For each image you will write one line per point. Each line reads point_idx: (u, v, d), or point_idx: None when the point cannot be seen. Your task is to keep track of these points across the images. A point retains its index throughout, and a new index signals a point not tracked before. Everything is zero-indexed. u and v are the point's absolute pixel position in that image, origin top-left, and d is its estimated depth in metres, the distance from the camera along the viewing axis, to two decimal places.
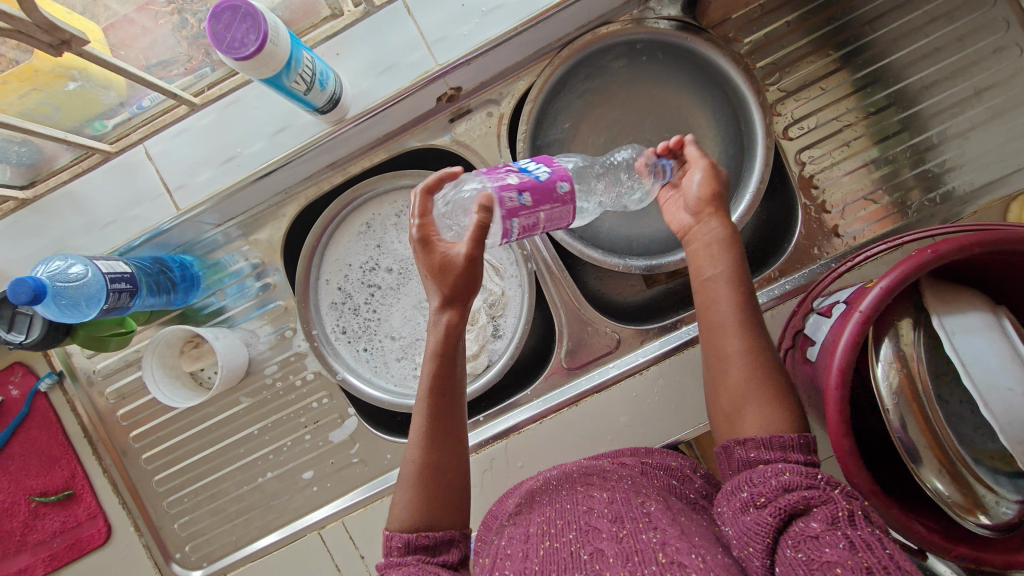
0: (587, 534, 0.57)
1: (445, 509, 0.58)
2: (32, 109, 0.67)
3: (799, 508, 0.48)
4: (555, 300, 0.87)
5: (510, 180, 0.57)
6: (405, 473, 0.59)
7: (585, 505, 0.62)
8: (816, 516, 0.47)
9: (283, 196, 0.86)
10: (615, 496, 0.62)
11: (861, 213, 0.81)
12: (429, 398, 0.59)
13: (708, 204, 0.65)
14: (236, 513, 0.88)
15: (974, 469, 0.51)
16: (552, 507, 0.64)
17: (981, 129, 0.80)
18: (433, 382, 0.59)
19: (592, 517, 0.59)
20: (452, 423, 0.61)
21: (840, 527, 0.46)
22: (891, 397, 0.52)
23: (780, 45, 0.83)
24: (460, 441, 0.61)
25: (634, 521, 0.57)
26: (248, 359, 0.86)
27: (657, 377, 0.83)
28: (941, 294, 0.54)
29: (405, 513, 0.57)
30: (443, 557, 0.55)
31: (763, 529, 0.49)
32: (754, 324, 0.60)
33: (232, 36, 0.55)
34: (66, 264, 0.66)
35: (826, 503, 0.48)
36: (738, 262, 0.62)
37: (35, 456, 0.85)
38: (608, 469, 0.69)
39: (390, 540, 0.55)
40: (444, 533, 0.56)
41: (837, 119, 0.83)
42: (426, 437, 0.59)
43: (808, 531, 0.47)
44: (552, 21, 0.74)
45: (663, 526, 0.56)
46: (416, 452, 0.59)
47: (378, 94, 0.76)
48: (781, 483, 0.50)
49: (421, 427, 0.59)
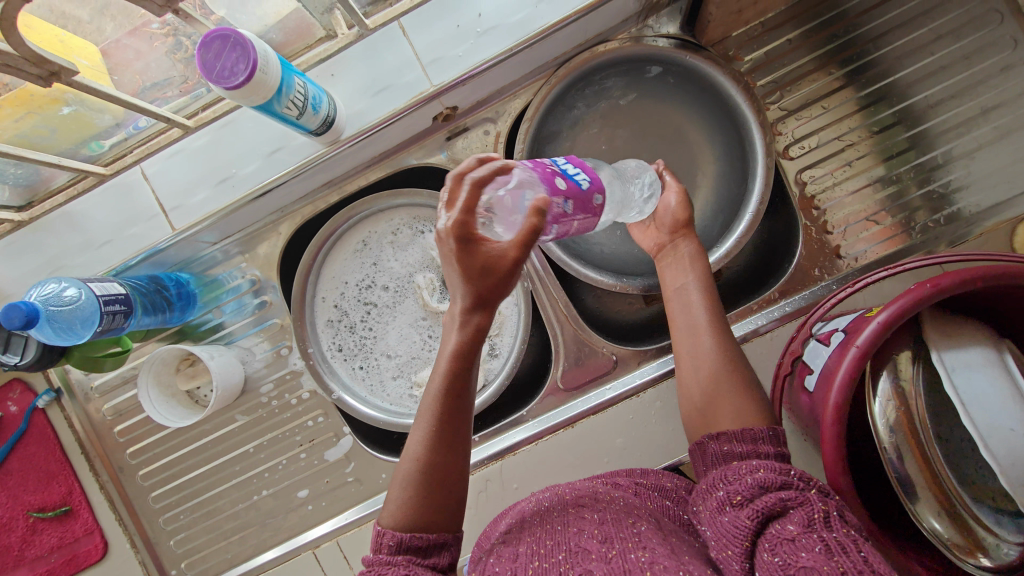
0: (576, 556, 0.56)
1: (438, 512, 0.57)
2: (28, 131, 0.67)
3: (775, 510, 0.46)
4: (552, 320, 0.86)
5: (559, 183, 0.53)
6: (406, 473, 0.57)
7: (575, 527, 0.61)
8: (792, 519, 0.45)
9: (279, 214, 0.86)
10: (607, 516, 0.61)
11: (864, 233, 0.80)
12: (440, 398, 0.57)
13: (681, 226, 0.73)
14: (232, 530, 0.88)
15: (973, 510, 0.51)
16: (543, 529, 0.63)
17: (988, 148, 0.79)
18: (445, 382, 0.57)
19: (581, 538, 0.59)
20: (460, 424, 0.58)
21: (816, 529, 0.44)
22: (889, 433, 0.51)
23: (781, 62, 0.82)
24: (464, 444, 0.59)
25: (624, 541, 0.56)
26: (244, 377, 0.86)
27: (655, 400, 0.82)
28: (943, 327, 0.52)
29: (396, 513, 0.56)
30: (434, 560, 0.55)
31: (739, 531, 0.47)
32: (723, 332, 0.65)
33: (222, 65, 0.55)
34: (60, 287, 0.66)
35: (802, 506, 0.46)
36: (708, 279, 0.69)
37: (33, 472, 0.85)
38: (601, 490, 0.68)
39: (381, 536, 0.54)
40: (435, 536, 0.56)
41: (839, 138, 0.82)
42: (432, 438, 0.57)
43: (784, 533, 0.44)
44: (547, 42, 0.74)
45: (652, 546, 0.55)
46: (419, 452, 0.57)
47: (373, 114, 0.76)
48: (756, 481, 0.49)
49: (427, 426, 0.57)
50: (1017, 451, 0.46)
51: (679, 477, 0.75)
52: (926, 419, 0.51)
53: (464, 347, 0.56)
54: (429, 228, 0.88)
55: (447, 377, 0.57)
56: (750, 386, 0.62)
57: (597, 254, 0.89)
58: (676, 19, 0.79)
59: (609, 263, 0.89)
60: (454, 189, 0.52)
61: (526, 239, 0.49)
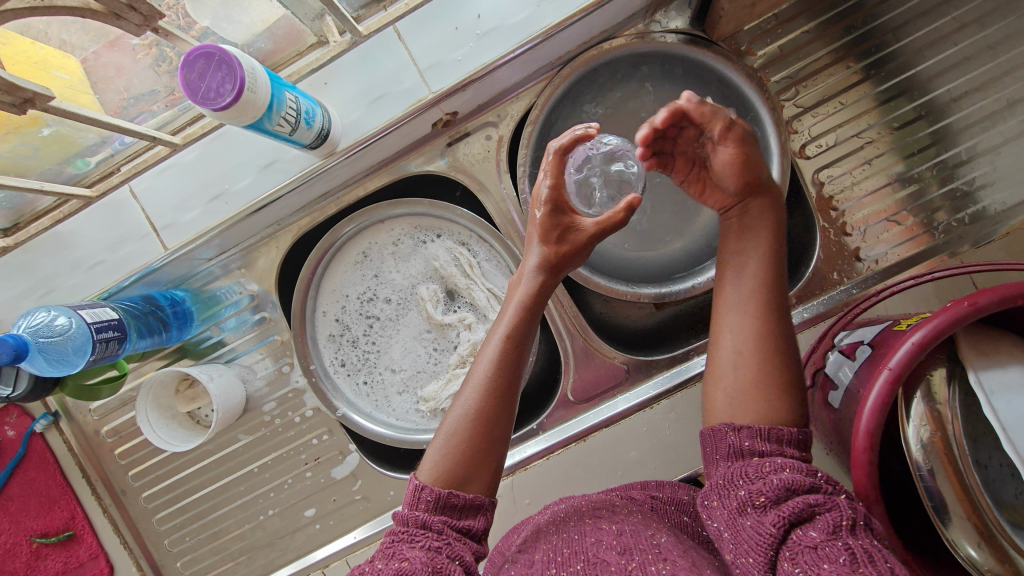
0: (594, 567, 0.55)
1: (475, 467, 0.57)
2: (9, 152, 0.63)
3: (802, 516, 0.46)
4: (560, 329, 0.84)
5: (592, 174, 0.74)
6: (454, 421, 0.59)
7: (592, 537, 0.60)
8: (817, 524, 0.45)
9: (276, 227, 0.82)
10: (624, 528, 0.60)
11: (885, 234, 0.77)
12: (504, 345, 0.61)
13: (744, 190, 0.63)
14: (238, 551, 0.86)
15: (1014, 538, 0.48)
16: (559, 537, 0.62)
17: (1014, 143, 0.75)
18: (512, 330, 0.62)
19: (599, 549, 0.57)
20: (515, 381, 0.60)
21: (841, 537, 0.43)
22: (923, 457, 0.49)
23: (797, 56, 0.78)
24: (516, 402, 0.61)
25: (643, 553, 0.55)
26: (246, 396, 0.83)
27: (668, 412, 0.79)
28: (980, 344, 0.49)
29: (436, 468, 0.57)
30: (468, 523, 0.54)
31: (764, 539, 0.46)
32: (773, 308, 0.59)
33: (207, 85, 0.52)
34: (50, 316, 0.63)
35: (828, 512, 0.45)
36: (770, 250, 0.62)
37: (33, 498, 0.83)
38: (618, 503, 0.66)
39: (422, 490, 0.54)
40: (471, 498, 0.55)
41: (858, 135, 0.78)
42: (486, 385, 0.59)
43: (807, 541, 0.44)
44: (550, 42, 0.70)
45: (672, 558, 0.54)
46: (473, 398, 0.59)
47: (369, 124, 0.72)
48: (783, 482, 0.48)
49: (484, 372, 0.60)
50: None
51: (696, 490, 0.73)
52: (965, 446, 0.49)
53: (531, 298, 0.63)
54: (431, 238, 0.85)
55: (515, 323, 0.62)
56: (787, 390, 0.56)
57: (608, 258, 0.85)
58: (685, 13, 0.75)
59: (619, 268, 0.85)
60: (556, 166, 0.64)
61: (610, 223, 0.63)
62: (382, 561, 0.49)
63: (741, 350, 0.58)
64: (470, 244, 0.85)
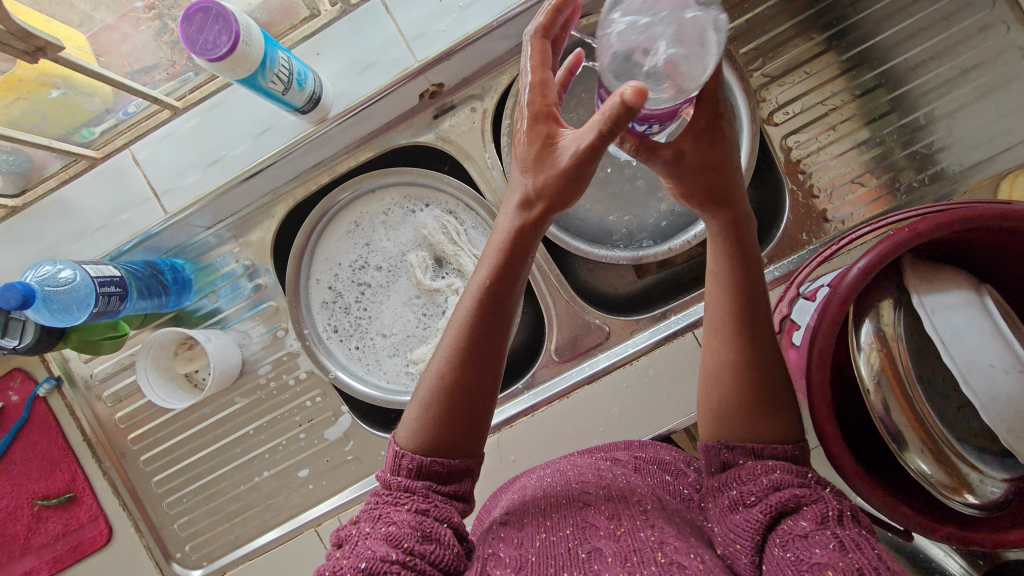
0: (583, 531, 0.55)
1: (455, 436, 0.56)
2: (19, 117, 0.67)
3: (789, 506, 0.49)
4: (544, 292, 0.87)
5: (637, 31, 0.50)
6: (427, 391, 0.57)
7: (580, 501, 0.59)
8: (805, 514, 0.48)
9: (271, 196, 0.87)
10: (612, 493, 0.60)
11: (850, 196, 0.81)
12: (474, 309, 0.56)
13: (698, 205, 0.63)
14: (234, 512, 0.89)
15: (959, 450, 0.52)
16: (547, 500, 0.61)
17: (969, 108, 0.79)
18: (483, 292, 0.56)
19: (588, 513, 0.57)
20: (489, 345, 0.56)
21: (828, 525, 0.47)
22: (872, 377, 0.53)
23: (764, 29, 0.82)
24: (494, 368, 0.57)
25: (631, 518, 0.55)
26: (241, 359, 0.87)
27: (647, 368, 0.83)
28: (924, 272, 0.53)
29: (412, 435, 0.56)
30: (454, 486, 0.55)
31: (751, 526, 0.50)
32: (745, 330, 0.59)
33: (205, 38, 0.56)
34: (55, 268, 0.67)
35: (816, 502, 0.49)
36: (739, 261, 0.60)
37: (37, 460, 0.87)
38: (604, 468, 0.67)
39: (402, 458, 0.55)
40: (453, 464, 0.55)
41: (822, 103, 0.82)
42: (454, 356, 0.56)
43: (797, 529, 0.47)
44: (529, 14, 0.75)
45: (660, 525, 0.54)
46: (443, 365, 0.57)
47: (359, 92, 0.76)
48: (771, 481, 0.51)
49: (455, 337, 0.57)
50: (996, 386, 0.47)
51: (676, 451, 0.76)
52: (909, 364, 0.52)
53: (506, 250, 0.56)
54: (420, 207, 0.89)
55: (487, 285, 0.56)
56: (763, 365, 0.59)
57: (589, 224, 0.88)
58: None
59: (599, 233, 0.88)
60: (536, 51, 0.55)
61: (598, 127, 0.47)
62: (369, 524, 0.51)
63: (722, 368, 0.60)
64: (457, 212, 0.89)
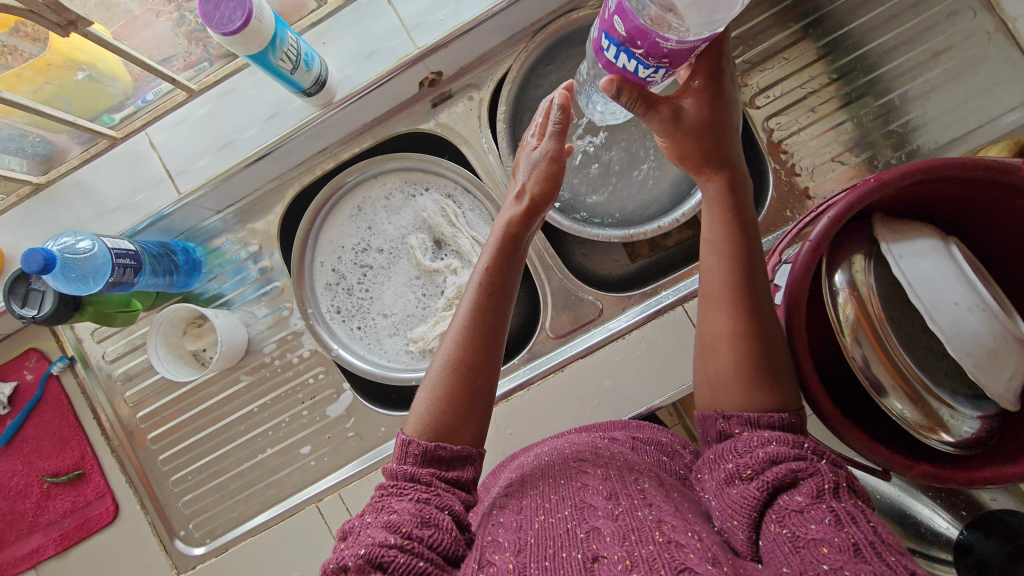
0: (582, 512, 0.52)
1: (461, 421, 0.59)
2: (45, 101, 0.72)
3: (786, 481, 0.47)
4: (538, 270, 0.91)
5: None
6: (435, 376, 0.60)
7: (578, 481, 0.58)
8: (802, 489, 0.46)
9: (279, 181, 0.91)
10: (610, 472, 0.58)
11: (831, 173, 0.84)
12: (479, 292, 0.63)
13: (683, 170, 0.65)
14: (237, 489, 0.91)
15: (934, 391, 0.54)
16: (546, 483, 0.59)
17: (941, 89, 0.83)
18: (486, 277, 0.64)
19: (586, 493, 0.55)
20: (492, 326, 0.62)
21: (824, 499, 0.45)
22: (846, 321, 0.55)
23: (744, 19, 0.87)
24: (496, 350, 0.62)
25: (629, 497, 0.53)
26: (247, 338, 0.90)
27: (640, 341, 0.85)
28: (892, 224, 0.57)
29: (420, 424, 0.58)
30: (457, 473, 0.56)
31: (748, 503, 0.48)
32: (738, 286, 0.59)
33: (221, 14, 0.61)
34: (75, 239, 0.71)
35: (813, 476, 0.47)
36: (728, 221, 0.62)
37: (48, 438, 0.90)
38: (604, 448, 0.65)
39: (408, 445, 0.56)
40: (456, 450, 0.57)
41: (801, 86, 0.86)
42: (461, 339, 0.61)
43: (793, 504, 0.45)
44: (522, 5, 0.80)
45: (657, 503, 0.52)
46: (451, 349, 0.61)
47: (362, 77, 0.81)
48: (767, 454, 0.49)
49: (462, 320, 0.62)
50: (960, 321, 0.50)
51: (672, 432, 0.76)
52: (880, 306, 0.55)
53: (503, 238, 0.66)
54: (420, 192, 0.93)
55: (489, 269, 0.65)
56: (759, 309, 0.58)
57: (582, 205, 0.91)
58: None
59: (590, 213, 0.91)
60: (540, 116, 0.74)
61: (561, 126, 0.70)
62: (371, 515, 0.52)
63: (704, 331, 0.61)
64: (456, 196, 0.93)
